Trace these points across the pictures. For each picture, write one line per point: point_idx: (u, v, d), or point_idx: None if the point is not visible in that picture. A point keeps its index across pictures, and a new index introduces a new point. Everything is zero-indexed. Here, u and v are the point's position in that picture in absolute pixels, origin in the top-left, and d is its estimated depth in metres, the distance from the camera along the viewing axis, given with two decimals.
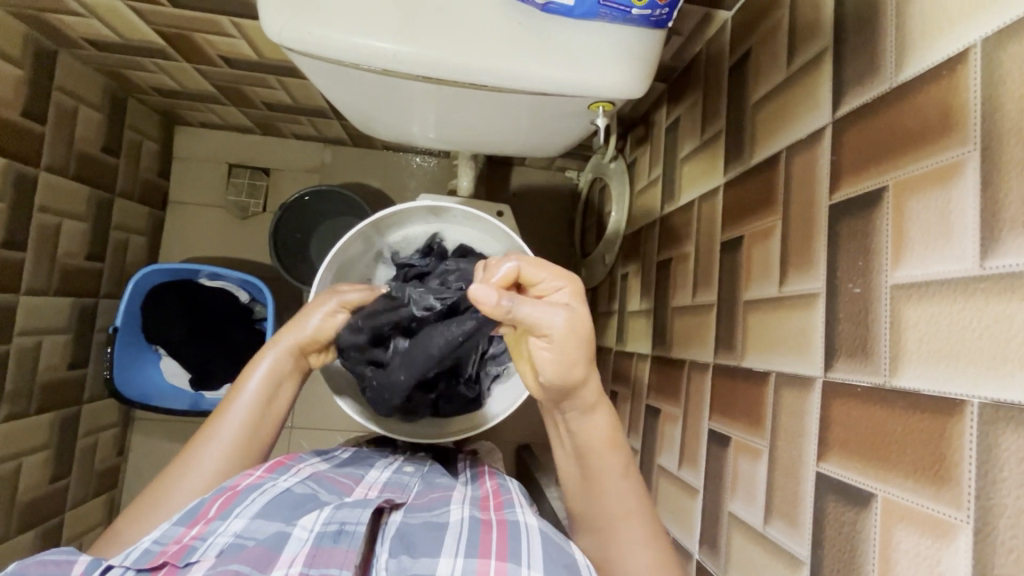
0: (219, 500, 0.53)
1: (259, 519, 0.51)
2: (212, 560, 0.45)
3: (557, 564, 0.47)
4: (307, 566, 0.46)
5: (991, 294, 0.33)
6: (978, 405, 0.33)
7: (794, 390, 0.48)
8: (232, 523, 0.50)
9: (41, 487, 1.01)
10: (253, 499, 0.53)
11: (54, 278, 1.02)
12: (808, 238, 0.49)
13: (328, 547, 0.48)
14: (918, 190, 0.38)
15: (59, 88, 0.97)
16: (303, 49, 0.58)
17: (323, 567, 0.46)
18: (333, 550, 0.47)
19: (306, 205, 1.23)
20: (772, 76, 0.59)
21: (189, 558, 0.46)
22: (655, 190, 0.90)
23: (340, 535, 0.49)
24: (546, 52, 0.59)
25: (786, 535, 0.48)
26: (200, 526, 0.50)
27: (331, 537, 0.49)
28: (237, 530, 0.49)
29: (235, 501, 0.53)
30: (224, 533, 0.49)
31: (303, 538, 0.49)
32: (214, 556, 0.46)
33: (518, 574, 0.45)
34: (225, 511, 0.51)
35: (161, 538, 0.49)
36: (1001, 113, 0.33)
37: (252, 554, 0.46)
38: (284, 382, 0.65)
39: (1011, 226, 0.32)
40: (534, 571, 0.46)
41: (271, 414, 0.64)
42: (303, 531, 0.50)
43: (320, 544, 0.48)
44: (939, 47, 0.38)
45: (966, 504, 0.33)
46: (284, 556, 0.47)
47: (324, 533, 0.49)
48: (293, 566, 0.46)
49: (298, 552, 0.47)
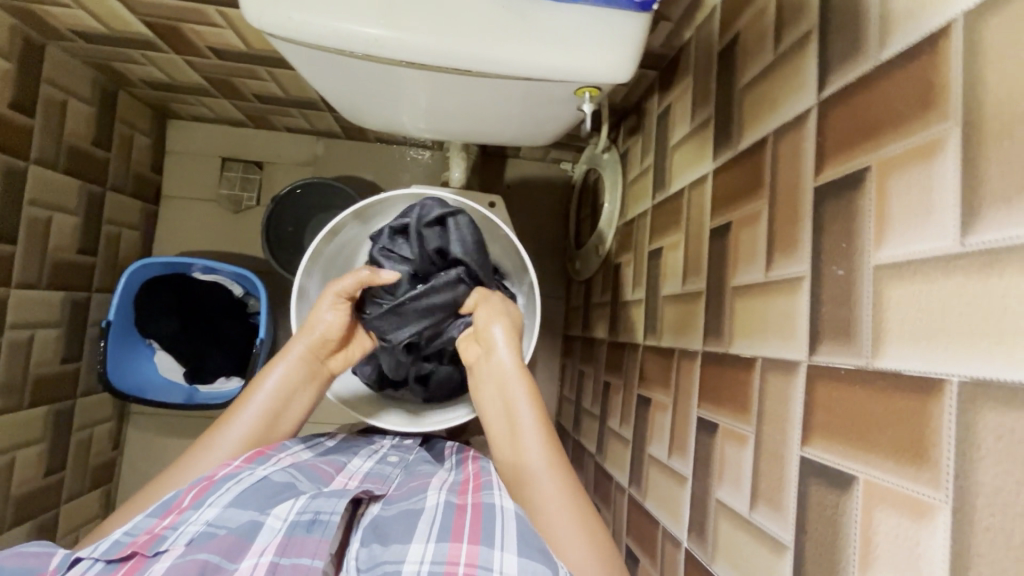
0: (193, 490, 0.53)
1: (232, 508, 0.51)
2: (181, 549, 0.45)
3: (531, 545, 0.46)
4: (279, 556, 0.47)
5: (971, 272, 0.32)
6: (957, 383, 0.32)
7: (780, 375, 0.48)
8: (204, 512, 0.50)
9: (35, 480, 1.01)
10: (228, 489, 0.53)
11: (45, 272, 1.02)
12: (793, 221, 0.49)
13: (300, 537, 0.49)
14: (900, 167, 0.38)
15: (47, 80, 0.97)
16: (284, 36, 0.57)
17: (295, 556, 0.47)
18: (305, 540, 0.48)
19: (298, 198, 1.22)
20: (760, 59, 0.58)
21: (158, 547, 0.47)
22: (647, 179, 0.89)
23: (314, 524, 0.50)
24: (531, 37, 0.59)
25: (771, 519, 0.48)
26: (173, 515, 0.51)
27: (304, 526, 0.50)
28: (208, 519, 0.49)
29: (208, 491, 0.53)
30: (195, 522, 0.49)
31: (277, 527, 0.50)
32: (184, 544, 0.46)
33: (490, 556, 0.46)
34: (198, 501, 0.51)
35: (131, 530, 0.49)
36: (982, 86, 0.33)
37: (222, 544, 0.47)
38: (296, 387, 0.68)
39: (992, 201, 0.31)
40: (507, 552, 0.46)
41: (282, 421, 0.67)
42: (276, 520, 0.50)
43: (292, 534, 0.49)
44: (922, 22, 0.38)
45: (944, 483, 0.32)
46: (256, 544, 0.48)
47: (298, 522, 0.50)
48: (263, 555, 0.47)
49: (270, 541, 0.48)
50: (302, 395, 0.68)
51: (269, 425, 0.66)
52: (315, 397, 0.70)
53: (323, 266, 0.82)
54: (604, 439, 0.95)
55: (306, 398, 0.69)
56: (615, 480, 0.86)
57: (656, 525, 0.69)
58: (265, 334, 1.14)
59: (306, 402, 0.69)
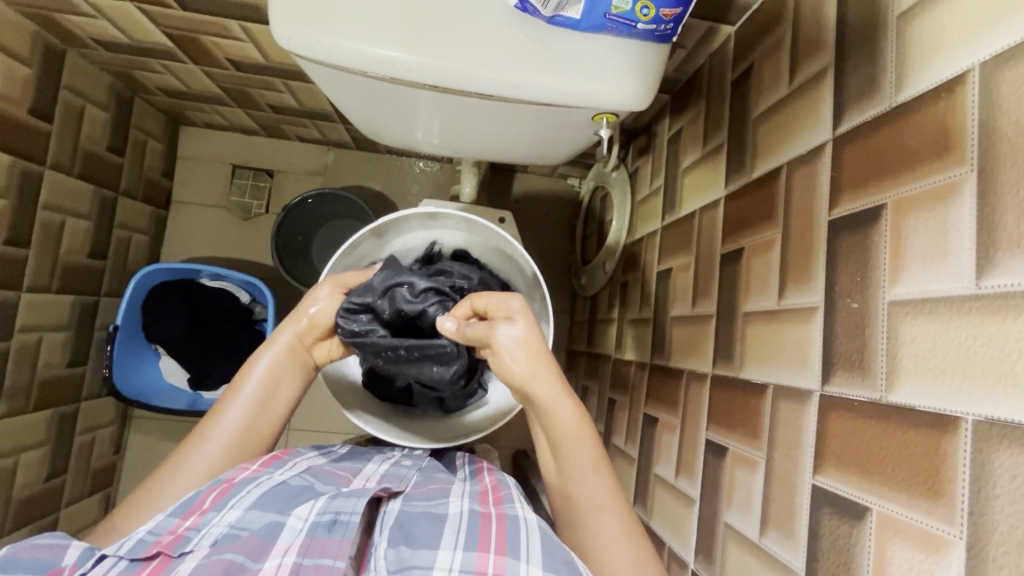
0: (213, 492, 0.54)
1: (254, 510, 0.52)
2: (206, 550, 0.46)
3: (556, 558, 0.47)
4: (302, 556, 0.47)
5: (986, 314, 0.33)
6: (971, 422, 0.33)
7: (791, 403, 0.49)
8: (226, 514, 0.51)
9: (37, 484, 1.01)
10: (249, 491, 0.54)
11: (55, 275, 1.02)
12: (808, 252, 0.50)
13: (322, 537, 0.49)
14: (916, 208, 0.39)
15: (66, 87, 0.98)
16: (312, 57, 0.59)
17: (318, 557, 0.47)
18: (327, 540, 0.49)
19: (308, 207, 1.23)
20: (774, 91, 0.60)
21: (183, 548, 0.47)
22: (656, 200, 0.90)
23: (334, 524, 0.50)
24: (552, 64, 0.60)
25: (782, 546, 0.48)
26: (195, 517, 0.51)
27: (325, 527, 0.50)
28: (231, 521, 0.50)
29: (230, 493, 0.53)
30: (218, 524, 0.49)
31: (298, 528, 0.50)
32: (209, 545, 0.47)
33: (516, 568, 0.46)
34: (220, 503, 0.52)
35: (155, 528, 0.49)
36: (997, 135, 0.34)
37: (245, 545, 0.48)
38: (282, 379, 0.68)
39: (1006, 246, 0.33)
40: (533, 565, 0.46)
41: (273, 409, 0.66)
42: (298, 520, 0.51)
43: (314, 534, 0.49)
44: (938, 70, 0.39)
45: (958, 520, 0.33)
46: (278, 545, 0.48)
47: (319, 523, 0.50)
48: (287, 556, 0.47)
49: (293, 542, 0.49)
50: (291, 377, 0.68)
51: (258, 416, 0.65)
52: (300, 387, 0.69)
53: None
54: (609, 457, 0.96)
55: (295, 380, 0.68)
56: None
57: (662, 546, 0.70)
58: (271, 342, 1.15)
59: (291, 393, 0.68)
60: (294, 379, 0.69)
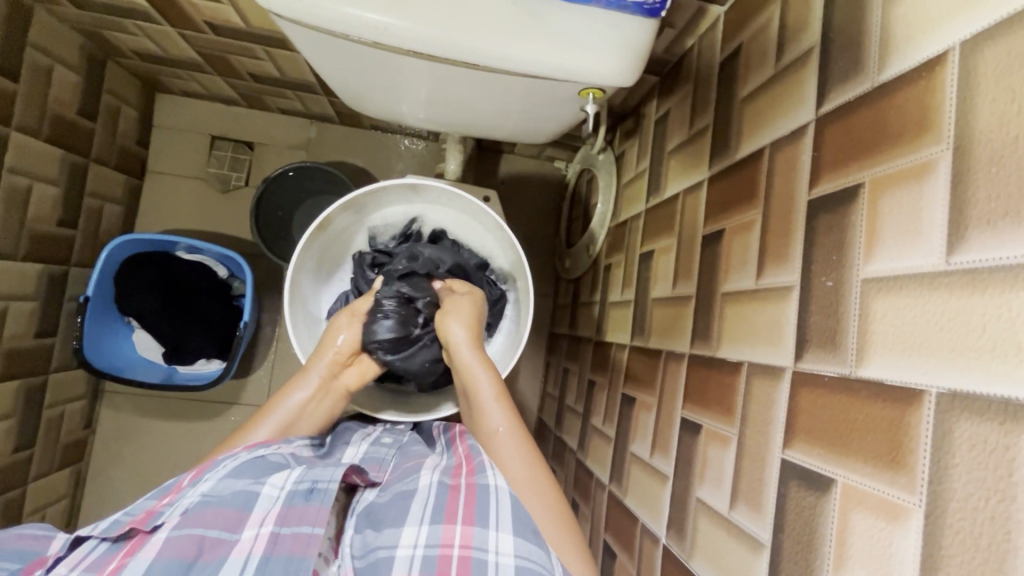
0: (192, 472, 0.52)
1: (228, 479, 0.51)
2: (176, 520, 0.46)
3: (526, 526, 0.49)
4: (279, 526, 0.47)
5: (955, 289, 0.34)
6: (935, 394, 0.34)
7: (765, 380, 0.50)
8: (200, 486, 0.50)
9: (3, 457, 0.98)
10: (224, 466, 0.53)
11: (22, 243, 0.98)
12: (786, 232, 0.50)
13: (300, 505, 0.49)
14: (893, 186, 0.39)
15: (34, 45, 0.93)
16: (292, 17, 0.57)
17: (295, 526, 0.48)
18: (304, 509, 0.49)
19: (289, 180, 1.20)
20: (760, 72, 0.60)
21: (156, 522, 0.46)
22: (641, 182, 0.90)
23: (311, 493, 0.51)
24: (539, 35, 0.59)
25: (750, 519, 0.49)
26: (171, 495, 0.50)
27: (302, 496, 0.51)
28: (204, 491, 0.49)
29: (207, 469, 0.52)
30: (191, 496, 0.48)
31: (275, 496, 0.50)
32: (179, 515, 0.46)
33: (486, 538, 0.48)
34: (196, 479, 0.51)
35: (131, 509, 0.49)
36: (973, 114, 0.34)
37: (219, 516, 0.47)
38: (319, 400, 0.69)
39: (978, 224, 0.33)
40: (503, 533, 0.48)
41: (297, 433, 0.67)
42: (273, 488, 0.51)
43: (291, 503, 0.49)
44: (919, 49, 0.39)
45: (918, 488, 0.34)
46: (255, 514, 0.48)
47: (295, 492, 0.51)
48: (263, 526, 0.47)
49: (269, 510, 0.49)
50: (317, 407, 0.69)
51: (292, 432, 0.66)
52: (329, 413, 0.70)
53: (315, 252, 0.81)
54: (587, 436, 0.97)
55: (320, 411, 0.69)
56: (596, 477, 0.88)
57: (635, 522, 0.71)
58: (249, 317, 1.13)
59: (319, 419, 0.69)
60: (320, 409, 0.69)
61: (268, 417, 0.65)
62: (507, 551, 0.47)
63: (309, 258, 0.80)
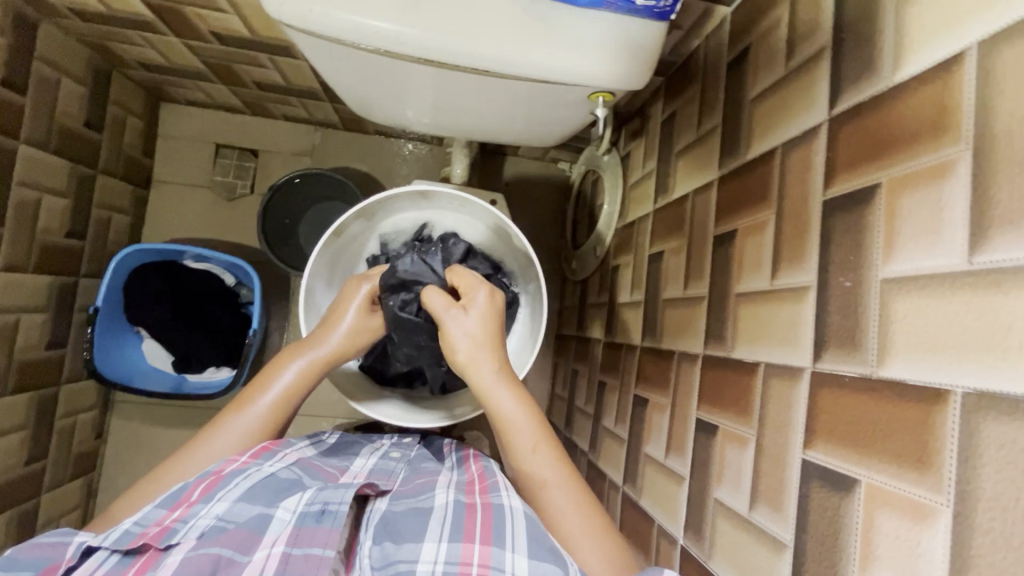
0: (202, 484, 0.52)
1: (241, 502, 0.51)
2: (192, 543, 0.46)
3: (543, 545, 0.48)
4: (290, 546, 0.48)
5: (979, 289, 0.34)
6: (960, 394, 0.34)
7: (783, 381, 0.50)
8: (215, 506, 0.50)
9: (17, 469, 0.99)
10: (237, 483, 0.53)
11: (33, 255, 0.99)
12: (802, 233, 0.50)
13: (311, 527, 0.50)
14: (911, 185, 0.39)
15: (41, 58, 0.94)
16: (302, 27, 0.57)
17: (306, 547, 0.48)
18: (315, 530, 0.49)
19: (296, 187, 1.20)
20: (770, 72, 0.60)
21: (170, 540, 0.47)
22: (649, 183, 0.90)
23: (323, 515, 0.51)
24: (548, 41, 0.59)
25: (770, 519, 0.49)
26: (182, 508, 0.50)
27: (313, 517, 0.51)
28: (218, 513, 0.49)
29: (218, 484, 0.53)
30: (206, 516, 0.49)
31: (287, 520, 0.50)
32: (195, 538, 0.47)
33: (502, 559, 0.47)
34: (208, 494, 0.51)
35: (142, 519, 0.49)
36: (993, 114, 0.35)
37: (234, 538, 0.48)
38: (306, 386, 0.66)
39: (1000, 224, 0.33)
40: (519, 555, 0.47)
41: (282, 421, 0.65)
42: (286, 512, 0.51)
43: (302, 524, 0.50)
44: (935, 49, 0.39)
45: (946, 488, 0.34)
46: (267, 537, 0.49)
47: (307, 513, 0.51)
48: (275, 546, 0.48)
49: (281, 532, 0.49)
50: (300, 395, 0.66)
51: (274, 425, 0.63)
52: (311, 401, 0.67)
53: (328, 259, 0.82)
54: (598, 438, 0.97)
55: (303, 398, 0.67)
56: (609, 478, 0.88)
57: (651, 523, 0.71)
58: (258, 324, 1.13)
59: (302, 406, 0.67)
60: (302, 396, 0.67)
61: (251, 407, 0.62)
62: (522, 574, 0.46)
63: (322, 266, 0.80)
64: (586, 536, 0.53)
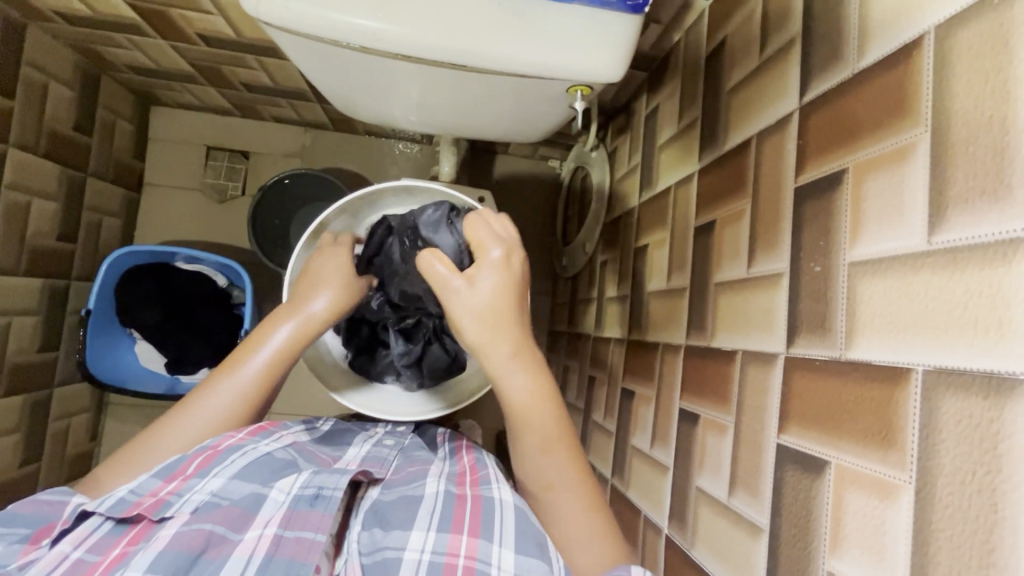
0: (200, 457, 0.53)
1: (237, 480, 0.52)
2: (186, 517, 0.46)
3: (529, 538, 0.49)
4: (283, 528, 0.48)
5: (937, 268, 0.34)
6: (921, 371, 0.34)
7: (759, 367, 0.50)
8: (210, 481, 0.51)
9: (11, 471, 0.99)
10: (233, 461, 0.53)
11: (23, 258, 0.99)
12: (775, 220, 0.51)
13: (304, 510, 0.50)
14: (875, 169, 0.40)
15: (28, 62, 0.94)
16: (281, 25, 0.58)
17: (298, 530, 0.48)
18: (308, 513, 0.50)
19: (285, 188, 1.21)
20: (745, 63, 0.61)
21: (165, 512, 0.48)
22: (634, 177, 0.91)
23: (317, 499, 0.51)
24: (525, 35, 0.60)
25: (748, 504, 0.50)
26: (178, 482, 0.51)
27: (308, 500, 0.51)
28: (213, 489, 0.50)
29: (214, 460, 0.53)
30: (201, 491, 0.50)
31: (281, 500, 0.51)
32: (189, 513, 0.47)
33: (489, 551, 0.48)
34: (204, 470, 0.52)
35: (137, 488, 0.50)
36: (950, 95, 0.35)
37: (227, 515, 0.48)
38: (297, 353, 0.63)
39: (956, 204, 0.34)
40: (505, 549, 0.48)
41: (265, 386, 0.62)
42: (280, 493, 0.51)
43: (296, 507, 0.50)
44: (896, 35, 0.40)
45: (909, 465, 0.35)
46: (259, 517, 0.49)
47: (301, 496, 0.51)
48: (267, 527, 0.47)
49: (275, 513, 0.49)
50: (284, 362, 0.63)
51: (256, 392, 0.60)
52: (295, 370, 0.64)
53: (313, 256, 0.82)
54: (589, 432, 0.97)
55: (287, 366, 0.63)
56: (599, 472, 0.88)
57: (638, 514, 0.72)
58: (249, 325, 1.13)
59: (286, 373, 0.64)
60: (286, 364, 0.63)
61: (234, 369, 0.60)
62: (508, 567, 0.46)
63: (307, 262, 0.81)
64: (586, 514, 0.53)
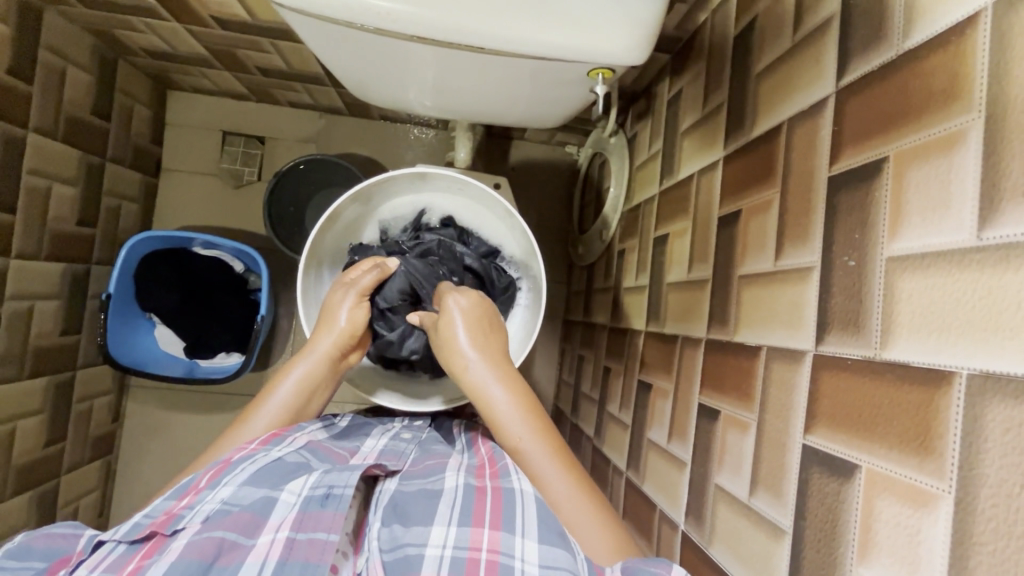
0: (210, 472, 0.53)
1: (247, 486, 0.52)
2: (197, 526, 0.46)
3: (552, 529, 0.48)
4: (295, 531, 0.48)
5: (987, 265, 0.32)
6: (966, 375, 0.32)
7: (785, 364, 0.48)
8: (220, 490, 0.51)
9: (36, 451, 1.01)
10: (243, 468, 0.54)
11: (45, 243, 1.00)
12: (806, 211, 0.49)
13: (315, 511, 0.50)
14: (919, 159, 0.37)
15: (47, 47, 0.95)
16: (294, 6, 0.56)
17: (311, 531, 0.48)
18: (320, 514, 0.49)
19: (301, 174, 1.21)
20: (777, 44, 0.57)
21: (176, 526, 0.47)
22: (654, 164, 0.88)
23: (327, 498, 0.51)
24: (544, 16, 0.58)
25: (770, 505, 0.48)
26: (190, 496, 0.51)
27: (319, 501, 0.51)
28: (224, 496, 0.50)
29: (224, 471, 0.53)
30: (212, 500, 0.49)
31: (292, 503, 0.51)
32: (200, 522, 0.47)
33: (512, 543, 0.47)
34: (214, 481, 0.52)
35: (151, 511, 0.49)
36: (1008, 78, 0.32)
37: (237, 521, 0.48)
38: (323, 382, 0.68)
39: (1012, 196, 0.31)
40: (527, 539, 0.47)
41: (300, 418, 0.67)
42: (291, 495, 0.52)
43: (307, 509, 0.50)
44: (947, 13, 0.37)
45: (948, 475, 0.33)
46: (271, 521, 0.49)
47: (312, 497, 0.51)
48: (280, 532, 0.48)
49: (286, 517, 0.49)
50: (319, 396, 0.69)
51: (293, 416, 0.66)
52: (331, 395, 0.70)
53: (325, 242, 0.82)
54: (604, 423, 0.96)
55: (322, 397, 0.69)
56: (613, 463, 0.87)
57: (653, 508, 0.71)
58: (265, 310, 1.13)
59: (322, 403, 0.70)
60: (320, 397, 0.69)
61: (269, 401, 0.65)
62: (532, 559, 0.46)
63: (320, 248, 0.81)
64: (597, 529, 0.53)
